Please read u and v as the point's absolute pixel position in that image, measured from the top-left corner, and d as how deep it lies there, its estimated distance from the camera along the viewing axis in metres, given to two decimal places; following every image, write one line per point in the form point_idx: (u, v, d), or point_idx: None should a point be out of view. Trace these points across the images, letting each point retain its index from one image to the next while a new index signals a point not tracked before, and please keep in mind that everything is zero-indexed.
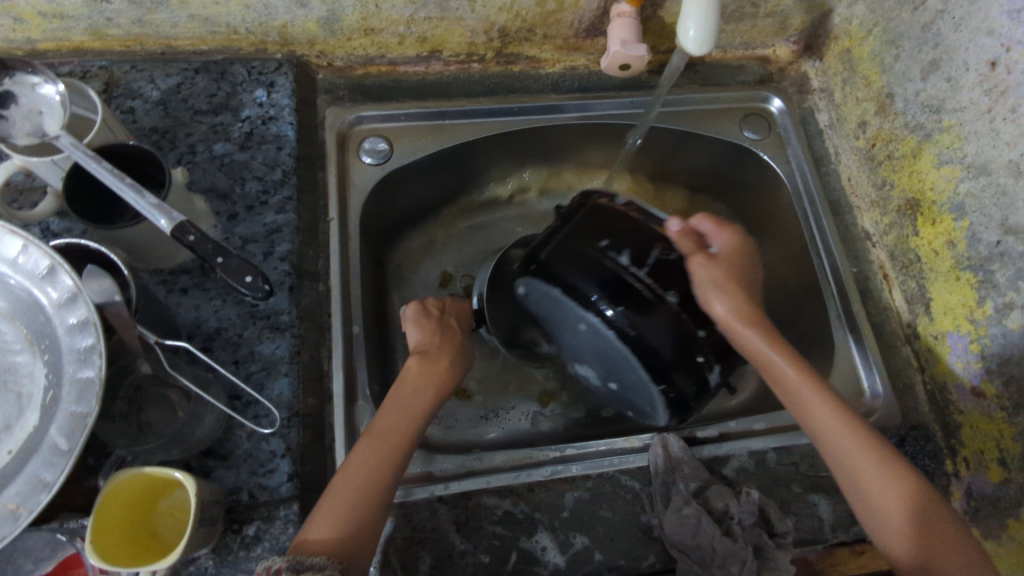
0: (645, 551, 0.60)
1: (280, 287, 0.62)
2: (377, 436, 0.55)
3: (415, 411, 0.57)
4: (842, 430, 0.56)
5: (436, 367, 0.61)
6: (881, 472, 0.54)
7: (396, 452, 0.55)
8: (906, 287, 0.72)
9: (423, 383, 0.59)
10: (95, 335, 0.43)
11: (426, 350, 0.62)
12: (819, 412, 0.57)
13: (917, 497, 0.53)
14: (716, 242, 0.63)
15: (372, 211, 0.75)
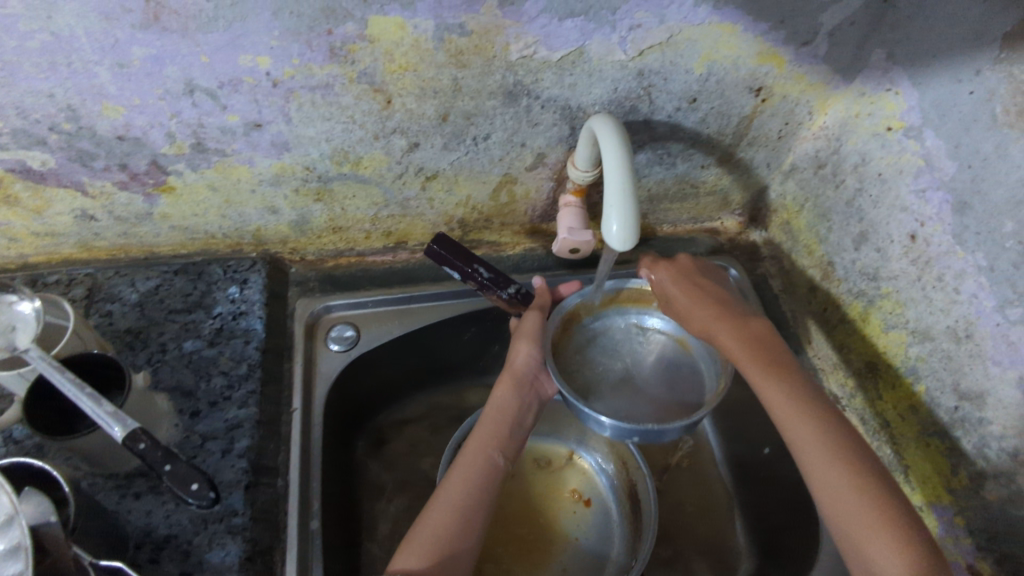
0: None
1: (236, 486, 0.61)
2: (449, 481, 0.60)
3: (481, 452, 0.62)
4: (833, 462, 0.54)
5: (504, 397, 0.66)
6: (872, 521, 0.51)
7: (470, 493, 0.59)
8: (882, 454, 0.69)
9: (491, 410, 0.66)
10: (24, 558, 0.42)
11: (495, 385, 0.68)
12: (812, 446, 0.55)
13: (905, 547, 0.50)
14: (665, 274, 0.68)
15: (339, 398, 0.76)
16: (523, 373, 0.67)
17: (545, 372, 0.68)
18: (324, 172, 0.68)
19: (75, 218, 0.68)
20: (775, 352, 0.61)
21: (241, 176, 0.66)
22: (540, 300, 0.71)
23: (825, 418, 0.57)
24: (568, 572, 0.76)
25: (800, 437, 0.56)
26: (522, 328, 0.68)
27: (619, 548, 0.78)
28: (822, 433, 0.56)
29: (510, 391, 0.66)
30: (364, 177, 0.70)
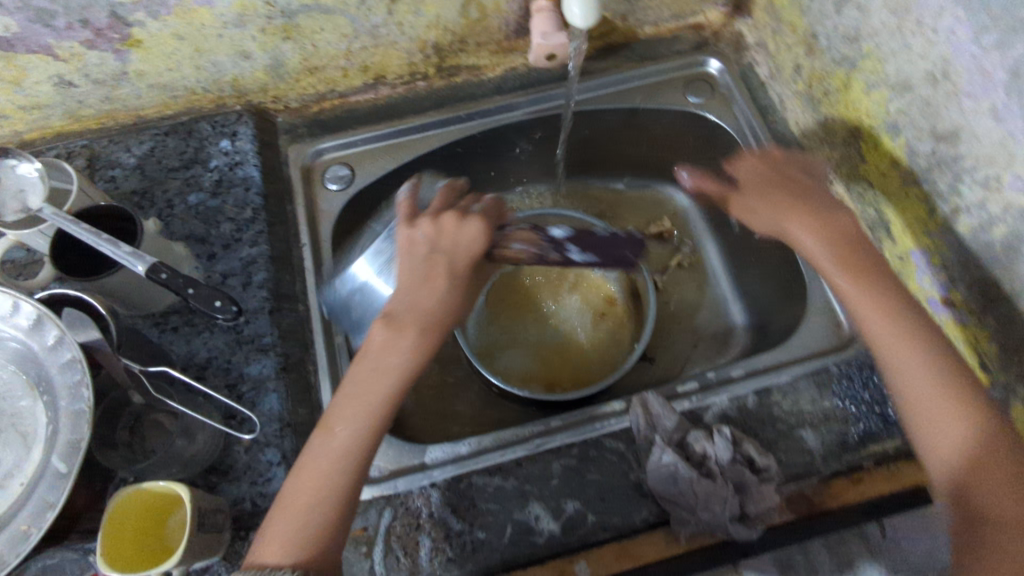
0: (638, 506, 0.62)
1: (261, 312, 0.66)
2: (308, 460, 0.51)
3: (370, 407, 0.52)
4: (889, 328, 0.61)
5: (409, 326, 0.54)
6: (945, 400, 0.57)
7: (345, 459, 0.52)
8: (866, 216, 0.73)
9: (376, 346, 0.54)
10: (82, 370, 0.49)
11: (395, 315, 0.55)
12: (871, 314, 0.62)
13: (979, 411, 0.56)
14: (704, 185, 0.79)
15: (345, 235, 0.80)
16: (416, 305, 0.55)
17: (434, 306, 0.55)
18: (285, 6, 0.67)
19: (54, 86, 0.69)
20: (861, 261, 0.68)
21: (202, 20, 0.66)
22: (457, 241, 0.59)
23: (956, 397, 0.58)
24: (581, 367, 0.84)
25: (864, 312, 0.63)
26: (454, 261, 0.57)
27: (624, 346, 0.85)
28: (880, 301, 0.63)
29: (399, 327, 0.54)
30: (327, 7, 0.69)
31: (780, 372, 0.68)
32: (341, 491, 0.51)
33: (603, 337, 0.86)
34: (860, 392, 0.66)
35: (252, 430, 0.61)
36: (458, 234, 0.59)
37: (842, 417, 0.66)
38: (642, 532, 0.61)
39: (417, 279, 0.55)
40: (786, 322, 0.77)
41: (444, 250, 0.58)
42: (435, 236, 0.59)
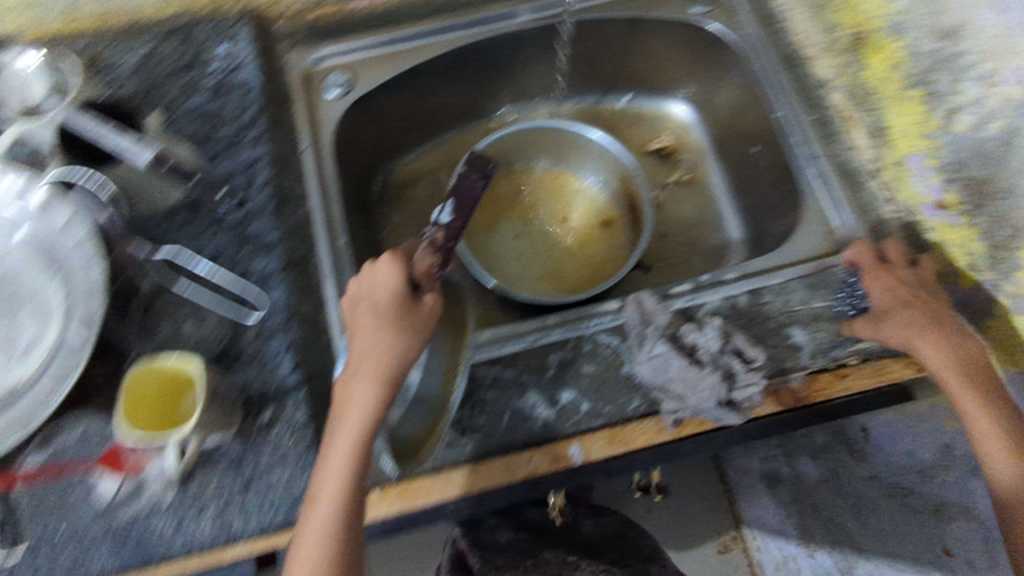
0: (629, 396, 0.64)
1: (264, 211, 0.68)
2: (308, 509, 0.51)
3: (348, 449, 0.52)
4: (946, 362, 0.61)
5: (358, 376, 0.54)
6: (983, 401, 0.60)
7: (338, 499, 0.51)
8: (868, 125, 0.73)
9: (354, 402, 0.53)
10: (94, 250, 0.51)
11: (349, 370, 0.55)
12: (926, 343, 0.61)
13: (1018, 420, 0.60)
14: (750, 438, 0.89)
15: (345, 143, 0.81)
16: (368, 360, 0.54)
17: (389, 360, 0.54)
18: None
19: None
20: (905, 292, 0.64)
21: None
22: (384, 298, 0.56)
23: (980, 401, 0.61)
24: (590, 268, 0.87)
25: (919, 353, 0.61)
26: (376, 300, 0.56)
27: (628, 241, 0.89)
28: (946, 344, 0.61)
29: (365, 382, 0.53)
30: None
31: (771, 274, 0.70)
32: (326, 557, 0.50)
33: (595, 254, 0.89)
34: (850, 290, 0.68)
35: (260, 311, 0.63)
36: (376, 275, 0.57)
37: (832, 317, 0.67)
38: (632, 420, 0.63)
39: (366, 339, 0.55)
40: (784, 227, 0.80)
41: (366, 297, 0.57)
42: (358, 289, 0.58)
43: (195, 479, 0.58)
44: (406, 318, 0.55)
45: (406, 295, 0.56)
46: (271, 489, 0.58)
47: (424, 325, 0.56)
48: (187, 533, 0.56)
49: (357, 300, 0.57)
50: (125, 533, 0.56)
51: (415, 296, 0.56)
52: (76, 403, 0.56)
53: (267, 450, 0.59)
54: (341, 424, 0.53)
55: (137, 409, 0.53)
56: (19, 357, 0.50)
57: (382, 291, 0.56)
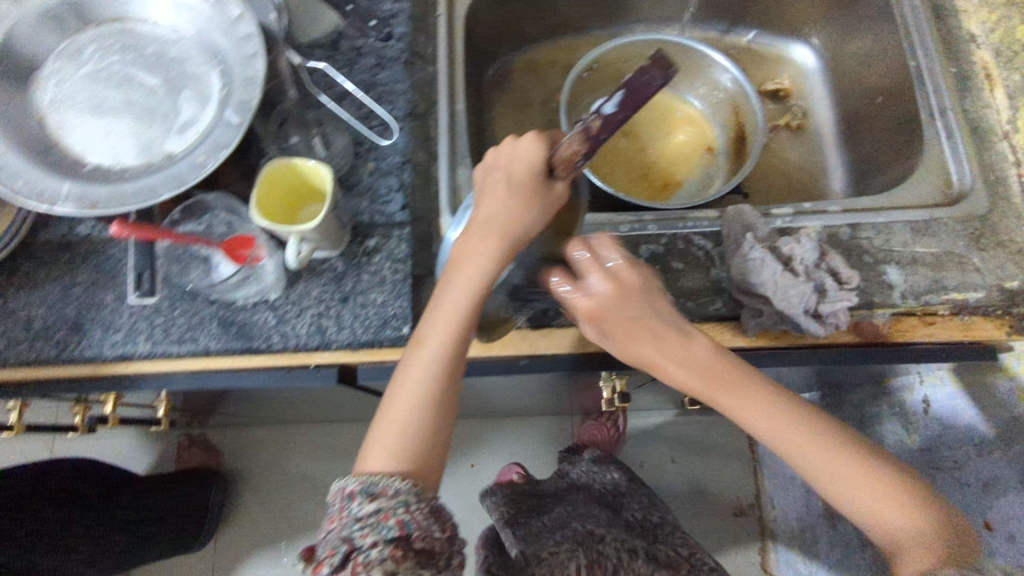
0: (712, 298, 0.65)
1: (396, 60, 0.69)
2: (409, 359, 0.55)
3: (457, 313, 0.54)
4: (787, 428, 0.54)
5: (480, 241, 0.53)
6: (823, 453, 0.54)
7: (440, 358, 0.54)
8: (1009, 81, 0.73)
9: (468, 273, 0.53)
10: (256, 45, 0.55)
11: (469, 239, 0.54)
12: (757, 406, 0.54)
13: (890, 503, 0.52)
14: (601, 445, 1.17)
15: (475, 20, 0.82)
16: (495, 232, 0.53)
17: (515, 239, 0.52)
18: None
19: None
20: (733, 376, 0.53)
21: None
22: (518, 172, 0.52)
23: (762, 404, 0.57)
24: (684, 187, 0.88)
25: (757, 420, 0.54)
26: (512, 175, 0.52)
27: (725, 168, 0.89)
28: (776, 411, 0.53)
29: (486, 254, 0.52)
30: None
31: (878, 213, 0.69)
32: (421, 404, 0.54)
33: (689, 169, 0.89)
34: (957, 241, 0.67)
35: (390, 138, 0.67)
36: (517, 149, 0.53)
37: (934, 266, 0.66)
38: (712, 321, 0.65)
39: (496, 206, 0.53)
40: (895, 176, 0.79)
41: (501, 168, 0.54)
42: (495, 157, 0.54)
43: (300, 284, 0.62)
44: (539, 199, 0.52)
45: (542, 176, 0.52)
46: (365, 308, 0.61)
47: (551, 210, 0.53)
48: (287, 329, 0.61)
49: (491, 168, 0.54)
50: (232, 316, 0.61)
51: (549, 180, 0.52)
52: (208, 192, 0.61)
53: (367, 274, 0.62)
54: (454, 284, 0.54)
55: (268, 195, 0.57)
56: (177, 130, 0.55)
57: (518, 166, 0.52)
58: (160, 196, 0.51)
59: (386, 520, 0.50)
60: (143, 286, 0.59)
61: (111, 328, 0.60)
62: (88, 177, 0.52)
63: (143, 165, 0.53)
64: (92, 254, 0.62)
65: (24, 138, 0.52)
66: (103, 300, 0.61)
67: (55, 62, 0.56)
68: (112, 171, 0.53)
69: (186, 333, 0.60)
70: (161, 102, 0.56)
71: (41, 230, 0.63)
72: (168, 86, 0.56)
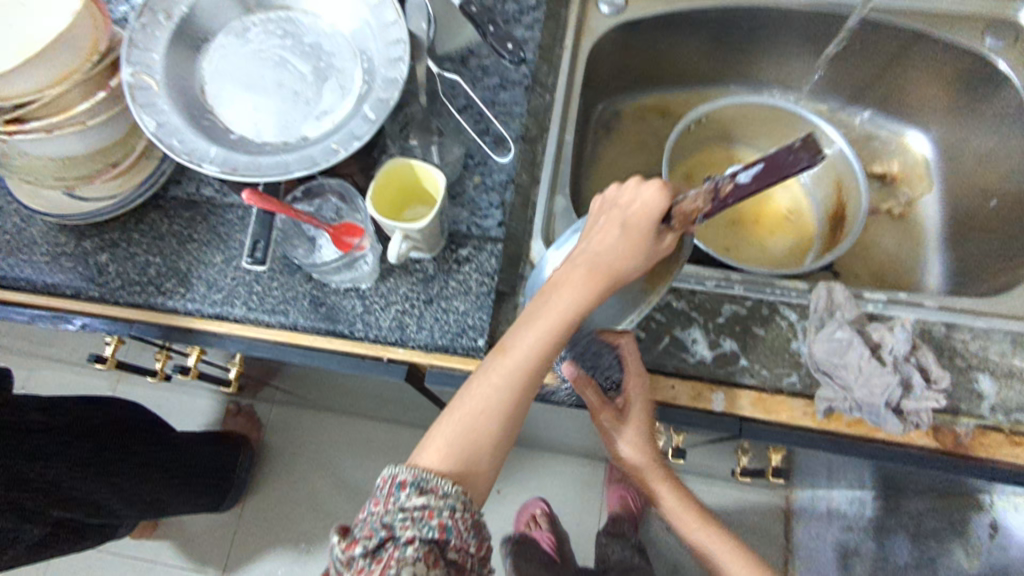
0: (787, 370, 0.64)
1: (518, 84, 0.72)
2: (489, 364, 0.53)
3: (550, 331, 0.52)
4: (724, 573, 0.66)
5: (588, 272, 0.52)
6: None
7: (522, 373, 0.52)
8: None
9: (568, 296, 0.51)
10: (403, 51, 0.59)
11: (576, 261, 0.53)
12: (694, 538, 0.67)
13: None
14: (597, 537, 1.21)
15: (596, 58, 0.85)
16: (604, 262, 0.51)
17: (621, 275, 0.51)
18: None
19: None
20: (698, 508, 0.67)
21: None
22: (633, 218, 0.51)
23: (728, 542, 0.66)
24: (770, 255, 0.88)
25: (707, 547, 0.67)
26: (630, 216, 0.51)
27: (814, 244, 0.89)
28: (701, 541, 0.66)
29: (589, 283, 0.51)
30: None
31: (977, 317, 0.66)
32: (493, 415, 0.52)
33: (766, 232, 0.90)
34: None
35: (507, 155, 0.69)
36: (639, 192, 0.51)
37: None
38: (783, 394, 0.63)
39: (604, 239, 0.52)
40: (1000, 284, 0.76)
41: (621, 205, 0.52)
42: (617, 195, 0.53)
43: (390, 278, 0.65)
44: (649, 246, 0.51)
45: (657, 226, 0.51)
46: (447, 313, 0.64)
47: (655, 260, 0.51)
48: (371, 320, 0.63)
49: (610, 202, 0.54)
50: (323, 298, 0.64)
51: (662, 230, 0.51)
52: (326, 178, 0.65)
53: (455, 282, 0.65)
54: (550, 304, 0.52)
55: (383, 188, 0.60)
56: (317, 117, 0.59)
57: (634, 212, 0.51)
58: (292, 174, 0.55)
59: (430, 520, 0.48)
60: (255, 255, 0.63)
61: (214, 287, 0.64)
62: (233, 146, 0.57)
63: (281, 144, 0.58)
64: (211, 216, 0.67)
65: (186, 101, 0.58)
66: (212, 260, 0.65)
67: (222, 37, 0.62)
68: (254, 145, 0.58)
69: (281, 305, 0.64)
70: (308, 90, 0.60)
71: (172, 185, 0.68)
72: (317, 75, 0.61)
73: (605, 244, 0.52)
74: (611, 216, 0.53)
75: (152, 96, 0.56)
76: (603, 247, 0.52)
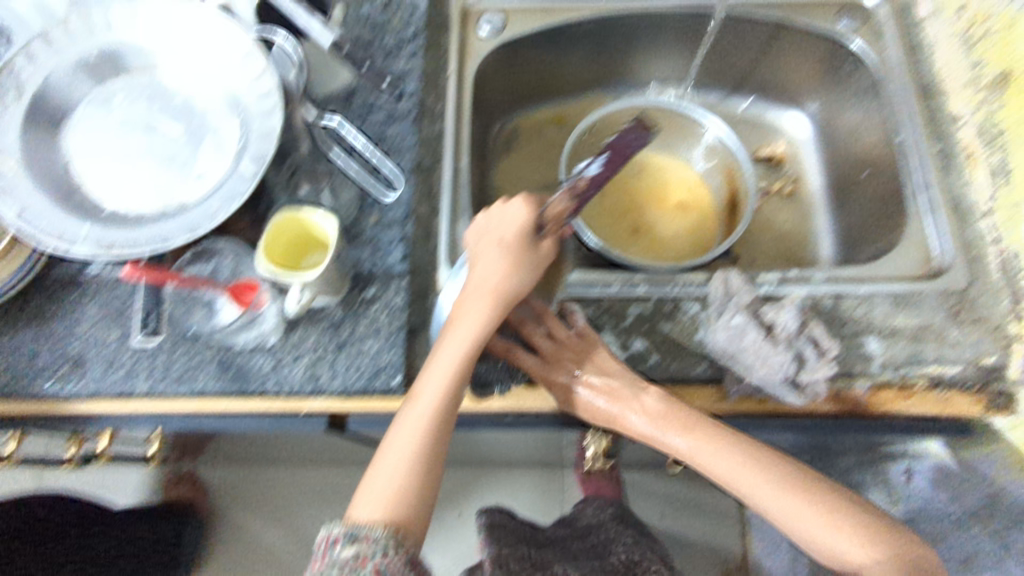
0: (696, 360, 0.67)
1: (405, 116, 0.73)
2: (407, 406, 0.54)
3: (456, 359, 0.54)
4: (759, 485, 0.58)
5: (478, 298, 0.55)
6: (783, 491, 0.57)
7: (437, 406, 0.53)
8: (991, 162, 0.72)
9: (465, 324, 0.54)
10: (276, 102, 0.59)
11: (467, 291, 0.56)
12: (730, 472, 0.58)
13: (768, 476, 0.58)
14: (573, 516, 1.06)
15: (483, 78, 0.86)
16: (489, 283, 0.55)
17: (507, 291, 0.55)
18: None
19: None
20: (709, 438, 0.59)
21: None
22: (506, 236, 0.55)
23: (730, 446, 0.59)
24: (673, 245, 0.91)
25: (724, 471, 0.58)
26: (503, 236, 0.55)
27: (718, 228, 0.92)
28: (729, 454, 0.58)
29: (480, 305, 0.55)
30: None
31: (861, 284, 0.71)
32: (417, 454, 0.52)
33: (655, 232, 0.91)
34: (935, 315, 0.69)
35: (396, 189, 0.69)
36: (505, 214, 0.56)
37: (915, 340, 0.67)
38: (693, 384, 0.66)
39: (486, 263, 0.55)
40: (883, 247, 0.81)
41: (492, 229, 0.56)
42: (486, 222, 0.58)
43: (298, 330, 0.64)
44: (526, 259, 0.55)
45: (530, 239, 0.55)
46: (360, 356, 0.63)
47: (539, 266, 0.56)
48: (282, 375, 0.62)
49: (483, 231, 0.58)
50: (231, 359, 0.63)
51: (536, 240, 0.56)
52: (218, 238, 0.63)
53: (364, 323, 0.64)
54: (455, 336, 0.54)
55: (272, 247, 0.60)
56: (196, 178, 0.58)
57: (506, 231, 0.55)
58: (174, 242, 0.54)
59: (363, 566, 0.47)
60: (149, 326, 0.62)
61: (113, 364, 0.62)
62: (110, 220, 0.55)
63: (161, 211, 0.57)
64: (104, 291, 0.65)
65: (51, 180, 0.56)
66: (109, 336, 0.63)
67: (84, 106, 0.60)
68: (132, 216, 0.56)
69: (189, 373, 0.62)
70: (183, 152, 0.60)
71: (56, 265, 0.65)
72: (190, 136, 0.60)
73: (486, 267, 0.55)
74: (487, 241, 0.56)
75: (11, 180, 0.54)
76: (485, 270, 0.55)
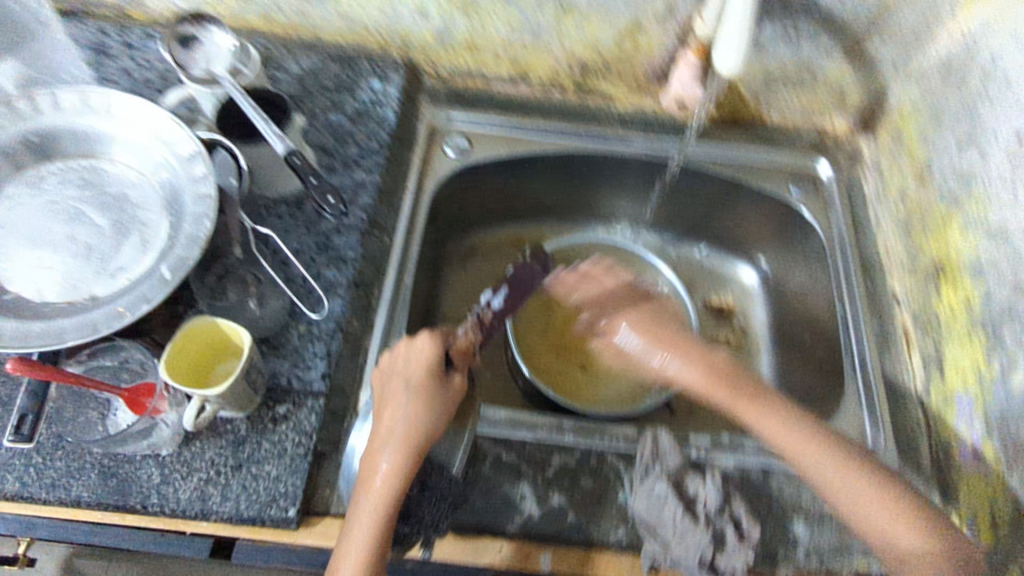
0: (616, 523, 0.63)
1: (353, 229, 0.72)
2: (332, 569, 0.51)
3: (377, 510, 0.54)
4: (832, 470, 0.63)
5: (390, 446, 0.57)
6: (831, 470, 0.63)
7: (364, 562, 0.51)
8: (924, 350, 0.75)
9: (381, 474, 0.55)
10: (209, 207, 0.57)
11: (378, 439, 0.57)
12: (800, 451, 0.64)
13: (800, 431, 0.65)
14: None
15: (443, 196, 0.87)
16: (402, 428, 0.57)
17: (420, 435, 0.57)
18: None
19: None
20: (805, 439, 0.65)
21: None
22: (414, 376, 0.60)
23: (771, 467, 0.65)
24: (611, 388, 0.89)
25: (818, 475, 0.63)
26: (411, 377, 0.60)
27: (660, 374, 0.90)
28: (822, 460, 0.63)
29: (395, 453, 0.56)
30: None
31: None
32: None
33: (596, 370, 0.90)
34: None
35: (318, 313, 0.67)
36: (408, 354, 0.61)
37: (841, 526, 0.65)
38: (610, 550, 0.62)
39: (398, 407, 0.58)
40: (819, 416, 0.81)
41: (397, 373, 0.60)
42: (390, 364, 0.61)
43: (195, 443, 0.59)
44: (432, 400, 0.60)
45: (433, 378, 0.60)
46: (256, 480, 0.58)
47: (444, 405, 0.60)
48: (166, 493, 0.57)
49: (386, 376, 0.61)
50: (114, 468, 0.58)
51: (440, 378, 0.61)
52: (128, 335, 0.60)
53: (267, 444, 0.60)
54: (373, 485, 0.55)
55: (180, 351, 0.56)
56: (111, 273, 0.56)
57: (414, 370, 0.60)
58: (66, 343, 0.50)
59: None
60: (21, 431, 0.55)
61: None
62: (4, 309, 0.52)
63: (65, 304, 0.54)
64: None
65: None
66: None
67: (15, 188, 0.59)
68: (30, 307, 0.53)
69: (64, 479, 0.57)
70: (105, 244, 0.57)
71: None
72: (117, 229, 0.58)
73: (396, 410, 0.58)
74: (393, 383, 0.60)
75: None
76: (396, 413, 0.58)
